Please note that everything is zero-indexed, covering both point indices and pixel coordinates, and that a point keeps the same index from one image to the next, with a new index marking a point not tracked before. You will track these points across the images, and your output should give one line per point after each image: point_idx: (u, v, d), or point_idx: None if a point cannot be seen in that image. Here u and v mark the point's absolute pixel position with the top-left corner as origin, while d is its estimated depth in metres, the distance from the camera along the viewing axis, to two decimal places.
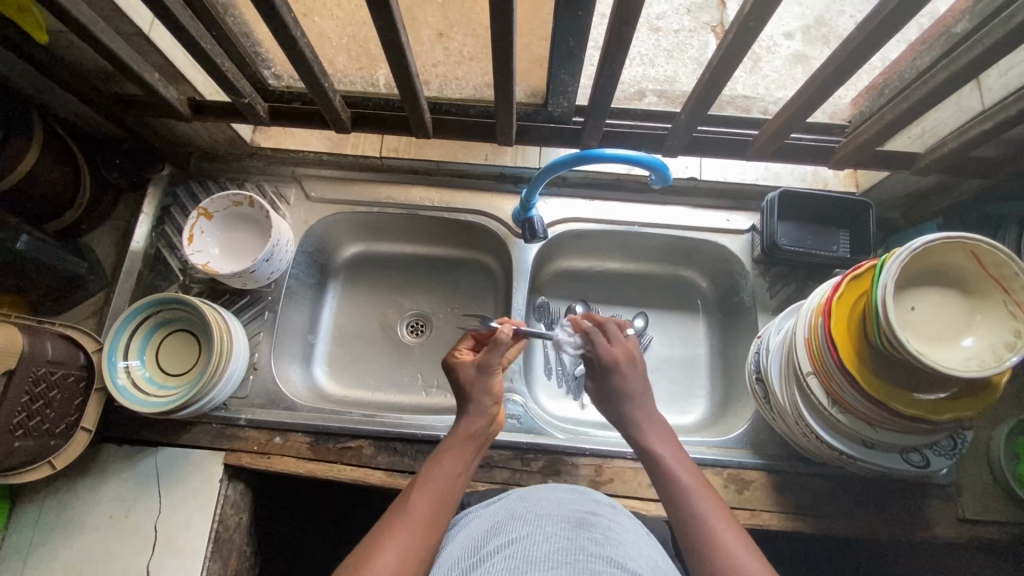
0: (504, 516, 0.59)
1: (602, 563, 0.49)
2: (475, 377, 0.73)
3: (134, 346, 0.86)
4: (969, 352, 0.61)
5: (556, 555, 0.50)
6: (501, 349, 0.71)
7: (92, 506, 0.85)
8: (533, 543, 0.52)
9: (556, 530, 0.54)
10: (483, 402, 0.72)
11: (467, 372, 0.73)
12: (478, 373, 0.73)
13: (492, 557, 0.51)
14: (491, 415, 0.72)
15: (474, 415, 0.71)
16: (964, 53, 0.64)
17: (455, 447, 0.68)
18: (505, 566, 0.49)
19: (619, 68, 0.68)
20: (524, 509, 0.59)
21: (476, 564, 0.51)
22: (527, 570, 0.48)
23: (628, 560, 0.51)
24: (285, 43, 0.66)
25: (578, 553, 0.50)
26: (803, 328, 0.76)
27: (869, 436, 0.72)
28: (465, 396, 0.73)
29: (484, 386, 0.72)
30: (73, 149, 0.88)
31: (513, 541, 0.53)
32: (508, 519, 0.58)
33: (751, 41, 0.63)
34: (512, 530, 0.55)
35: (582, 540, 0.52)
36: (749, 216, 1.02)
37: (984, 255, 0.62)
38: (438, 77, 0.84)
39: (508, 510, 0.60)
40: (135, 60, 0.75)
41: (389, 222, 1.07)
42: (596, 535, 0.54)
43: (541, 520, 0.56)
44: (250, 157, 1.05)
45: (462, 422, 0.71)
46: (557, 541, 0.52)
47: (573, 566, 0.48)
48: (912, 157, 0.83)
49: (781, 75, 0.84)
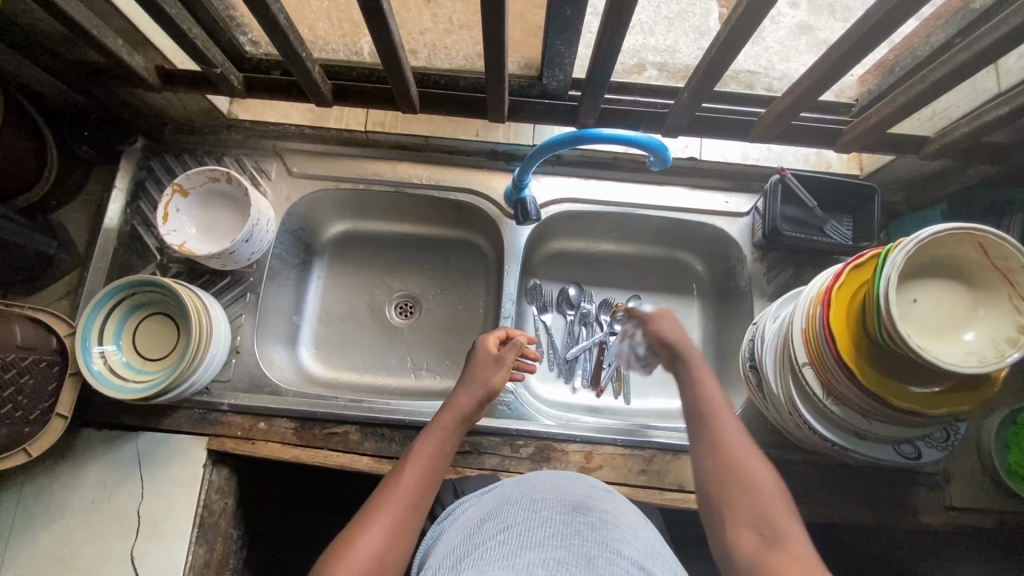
0: (501, 501, 0.58)
1: (597, 547, 0.49)
2: (488, 364, 0.79)
3: (109, 330, 0.82)
4: (969, 347, 0.59)
5: (551, 540, 0.49)
6: (517, 348, 0.82)
7: (72, 491, 0.83)
8: (529, 529, 0.51)
9: (551, 515, 0.53)
10: (481, 382, 0.77)
11: (483, 359, 0.80)
12: (492, 361, 0.80)
13: (484, 543, 0.51)
14: (484, 399, 0.77)
15: (471, 395, 0.76)
16: (987, 34, 0.60)
17: (448, 423, 0.72)
18: (498, 551, 0.48)
19: (619, 42, 0.64)
20: (520, 494, 0.58)
21: (470, 550, 0.51)
22: (521, 554, 0.47)
23: (624, 544, 0.51)
24: (256, 9, 0.61)
25: (574, 537, 0.50)
26: (800, 317, 0.73)
27: (861, 427, 0.71)
28: (470, 377, 0.78)
29: (492, 371, 0.78)
30: (38, 120, 0.83)
31: (508, 526, 0.52)
32: (504, 504, 0.57)
33: (760, 18, 0.59)
34: (508, 515, 0.54)
35: (578, 525, 0.52)
36: (748, 198, 0.99)
37: (990, 247, 0.59)
38: (426, 46, 0.79)
39: (502, 495, 0.60)
40: (96, 26, 0.69)
41: (376, 200, 1.02)
42: (593, 520, 0.53)
43: (535, 506, 0.55)
44: (228, 130, 1.00)
45: (452, 403, 0.74)
46: (552, 526, 0.51)
47: (568, 550, 0.48)
48: (921, 141, 0.80)
49: (784, 46, 0.79)
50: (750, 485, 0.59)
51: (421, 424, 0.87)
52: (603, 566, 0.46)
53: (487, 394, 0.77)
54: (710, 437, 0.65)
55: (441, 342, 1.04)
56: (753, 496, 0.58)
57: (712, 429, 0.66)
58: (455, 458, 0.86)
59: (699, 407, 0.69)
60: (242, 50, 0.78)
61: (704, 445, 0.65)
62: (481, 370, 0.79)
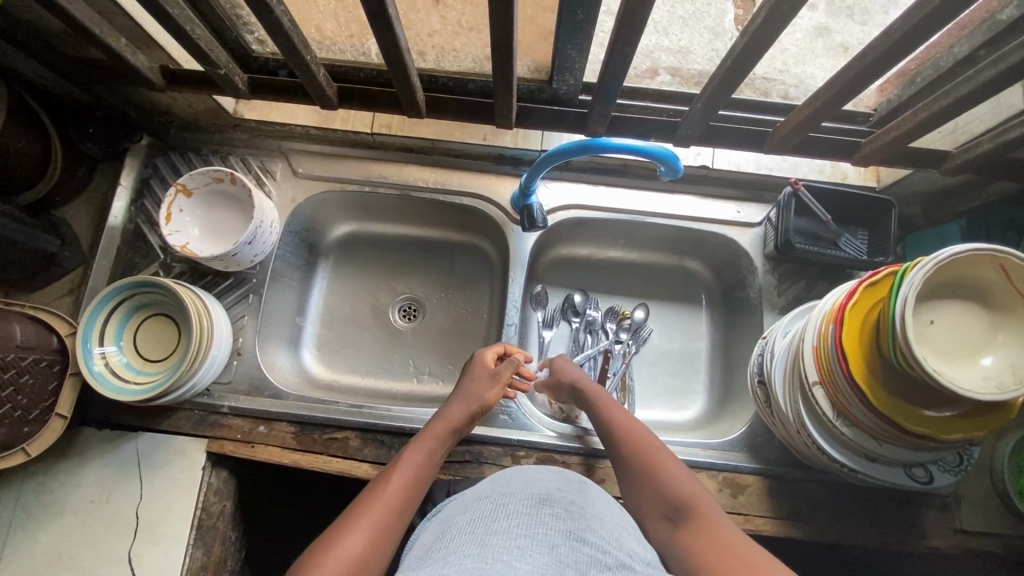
0: (472, 497, 0.57)
1: (561, 536, 0.48)
2: (485, 377, 0.80)
3: (110, 331, 0.82)
4: (987, 372, 0.57)
5: (515, 529, 0.49)
6: (514, 365, 0.82)
7: (71, 489, 0.83)
8: (495, 520, 0.50)
9: (518, 507, 0.52)
10: (475, 395, 0.78)
11: (480, 372, 0.81)
12: (489, 376, 0.80)
13: (450, 536, 0.50)
14: (476, 412, 0.77)
15: (464, 406, 0.76)
16: (1017, 50, 0.58)
17: (439, 433, 0.72)
18: (462, 541, 0.48)
19: (631, 51, 0.62)
20: (491, 490, 0.58)
21: (435, 544, 0.50)
22: (487, 541, 0.47)
23: (590, 531, 0.50)
24: (258, 10, 0.59)
25: (539, 527, 0.49)
26: (811, 334, 0.71)
27: (873, 449, 0.69)
28: (465, 390, 0.79)
29: (487, 386, 0.79)
30: (42, 116, 0.82)
31: (474, 520, 0.51)
32: (474, 500, 0.56)
33: (780, 28, 0.57)
34: (477, 509, 0.53)
35: (543, 517, 0.51)
36: (761, 208, 0.97)
37: (1014, 270, 0.57)
38: (435, 48, 0.77)
39: (476, 491, 0.59)
40: (96, 23, 0.68)
41: (381, 202, 1.01)
42: (560, 510, 0.52)
43: (504, 500, 0.54)
44: (234, 129, 0.99)
45: (444, 412, 0.75)
46: (518, 517, 0.50)
47: (532, 539, 0.47)
48: (943, 155, 0.78)
49: (801, 48, 0.78)
50: (669, 482, 0.64)
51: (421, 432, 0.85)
52: (566, 554, 0.46)
53: (479, 408, 0.77)
54: (624, 446, 0.71)
55: (445, 347, 1.03)
56: (670, 489, 0.63)
57: (624, 438, 0.72)
58: (455, 466, 0.84)
59: (608, 424, 0.75)
60: (249, 50, 0.76)
61: (623, 453, 0.71)
62: (476, 383, 0.80)
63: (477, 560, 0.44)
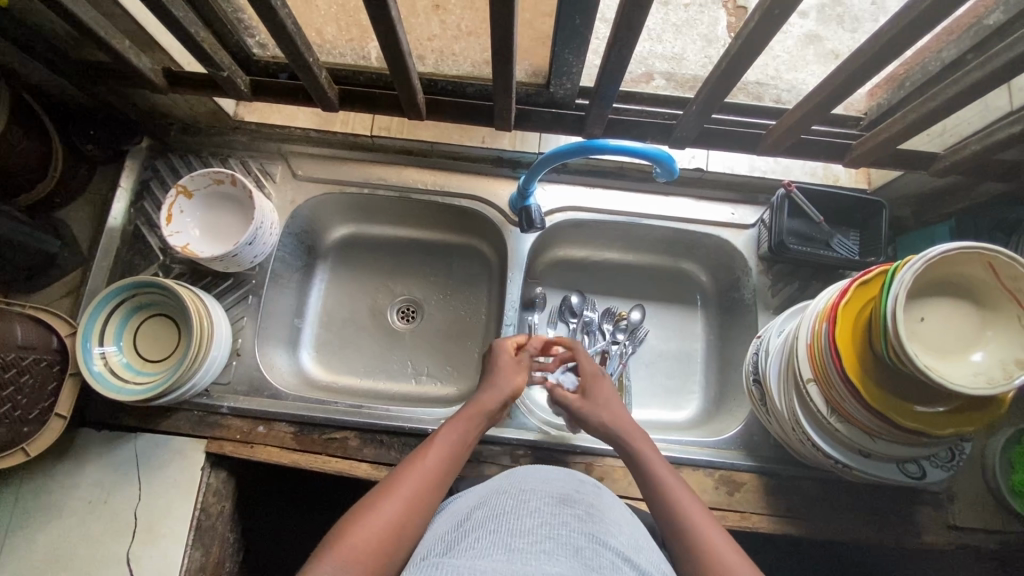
0: (490, 491, 0.58)
1: (584, 539, 0.48)
2: (513, 366, 0.80)
3: (110, 331, 0.82)
4: (978, 368, 0.58)
5: (539, 529, 0.49)
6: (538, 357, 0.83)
7: (70, 490, 0.82)
8: (518, 518, 0.51)
9: (539, 506, 0.53)
10: (505, 381, 0.78)
11: (510, 363, 0.80)
12: (517, 366, 0.80)
13: (473, 532, 0.50)
14: (507, 399, 0.77)
15: (496, 392, 0.76)
16: (998, 54, 0.60)
17: (472, 415, 0.72)
18: (488, 539, 0.48)
19: (628, 55, 0.63)
20: (508, 486, 0.58)
21: (459, 538, 0.50)
22: (512, 542, 0.47)
23: (610, 536, 0.51)
24: (263, 14, 0.61)
25: (562, 528, 0.49)
26: (805, 332, 0.72)
27: (866, 446, 0.70)
28: (495, 379, 0.78)
29: (516, 373, 0.79)
30: (42, 117, 0.83)
31: (497, 515, 0.52)
32: (493, 494, 0.57)
33: (772, 34, 0.59)
34: (498, 504, 0.54)
35: (565, 517, 0.51)
36: (754, 209, 0.99)
37: (1001, 268, 0.58)
38: (434, 52, 0.78)
39: (494, 485, 0.60)
40: (100, 25, 0.68)
41: (379, 204, 1.02)
42: (579, 512, 0.53)
43: (525, 497, 0.55)
44: (233, 131, 1.00)
45: (476, 398, 0.75)
46: (540, 515, 0.51)
47: (556, 541, 0.47)
48: (931, 157, 0.79)
49: (792, 56, 0.79)
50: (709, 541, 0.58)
51: (421, 432, 0.86)
52: (591, 557, 0.46)
53: (511, 394, 0.77)
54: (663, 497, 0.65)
55: (444, 348, 1.04)
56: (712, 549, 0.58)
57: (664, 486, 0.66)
58: None
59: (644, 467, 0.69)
60: (250, 53, 0.78)
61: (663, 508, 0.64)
62: (507, 371, 0.79)
63: (506, 562, 0.44)
